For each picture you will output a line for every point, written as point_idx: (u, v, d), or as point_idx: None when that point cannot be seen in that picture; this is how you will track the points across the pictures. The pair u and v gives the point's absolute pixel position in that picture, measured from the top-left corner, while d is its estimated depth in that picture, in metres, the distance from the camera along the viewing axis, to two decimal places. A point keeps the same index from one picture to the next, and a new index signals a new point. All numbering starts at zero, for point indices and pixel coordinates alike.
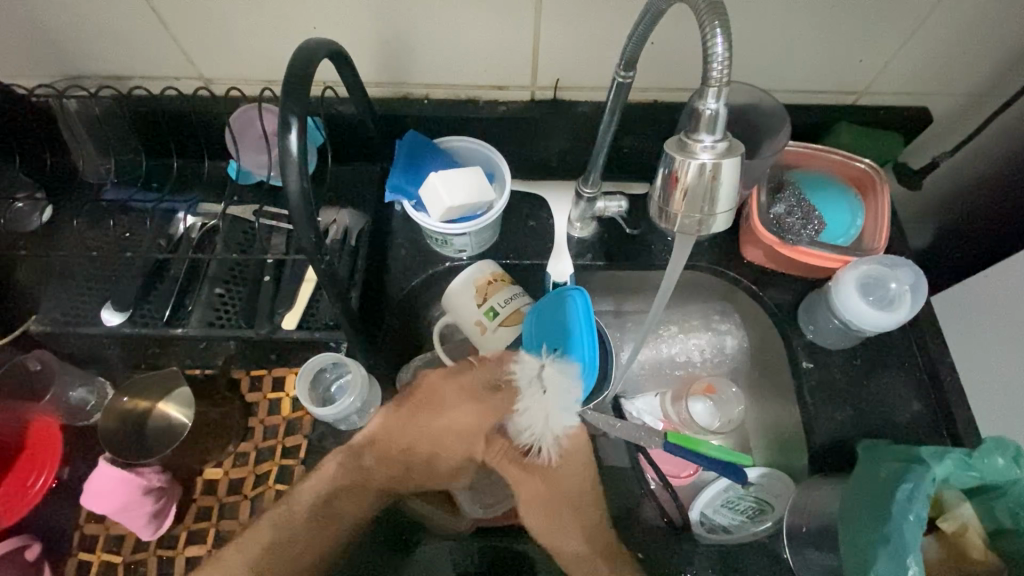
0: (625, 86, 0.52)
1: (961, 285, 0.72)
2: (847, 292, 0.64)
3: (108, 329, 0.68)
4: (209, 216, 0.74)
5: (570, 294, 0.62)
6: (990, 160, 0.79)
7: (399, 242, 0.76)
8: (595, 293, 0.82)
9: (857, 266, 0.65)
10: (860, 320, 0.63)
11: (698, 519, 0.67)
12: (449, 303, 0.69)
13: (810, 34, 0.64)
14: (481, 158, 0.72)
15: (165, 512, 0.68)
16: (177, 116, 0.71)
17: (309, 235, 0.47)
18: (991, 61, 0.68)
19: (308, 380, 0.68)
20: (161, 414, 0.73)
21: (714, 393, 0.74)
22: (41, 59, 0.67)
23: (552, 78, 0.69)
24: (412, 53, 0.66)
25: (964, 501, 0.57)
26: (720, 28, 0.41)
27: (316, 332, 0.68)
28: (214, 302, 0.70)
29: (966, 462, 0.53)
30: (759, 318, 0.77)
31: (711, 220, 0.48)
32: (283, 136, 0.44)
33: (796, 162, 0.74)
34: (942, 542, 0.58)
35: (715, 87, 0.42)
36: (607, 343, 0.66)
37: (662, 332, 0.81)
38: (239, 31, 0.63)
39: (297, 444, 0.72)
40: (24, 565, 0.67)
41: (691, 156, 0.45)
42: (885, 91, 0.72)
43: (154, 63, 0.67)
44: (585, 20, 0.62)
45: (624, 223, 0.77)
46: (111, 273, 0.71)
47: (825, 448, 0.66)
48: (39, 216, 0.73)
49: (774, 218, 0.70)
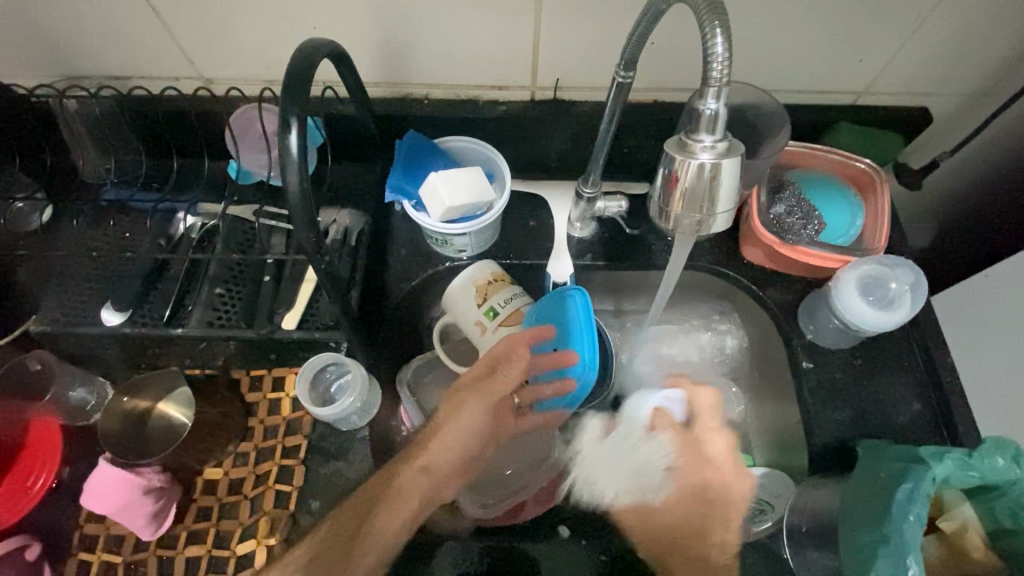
0: (625, 86, 0.52)
1: (961, 285, 0.72)
2: (847, 293, 0.64)
3: (108, 329, 0.68)
4: (210, 216, 0.73)
5: (570, 294, 0.64)
6: (990, 159, 0.78)
7: (399, 242, 0.76)
8: (595, 293, 0.82)
9: (857, 266, 0.65)
10: (860, 320, 0.63)
11: None
12: (449, 302, 0.70)
13: (812, 32, 0.64)
14: (481, 159, 0.72)
15: (165, 511, 0.69)
16: (177, 116, 0.71)
17: (309, 235, 0.47)
18: (992, 61, 0.68)
19: (309, 380, 0.68)
20: (161, 414, 0.74)
21: (713, 391, 0.75)
22: (42, 59, 0.67)
23: (552, 78, 0.69)
24: (412, 53, 0.66)
25: (964, 501, 0.58)
26: (720, 29, 0.41)
27: (315, 332, 0.68)
28: (214, 302, 0.70)
29: (965, 462, 0.53)
30: (759, 318, 0.76)
31: (711, 220, 0.48)
32: (283, 136, 0.44)
33: (795, 162, 0.74)
34: (942, 542, 0.58)
35: (715, 87, 0.42)
36: (607, 342, 0.68)
37: (662, 333, 0.81)
38: (239, 30, 0.63)
39: (298, 444, 0.72)
40: (24, 564, 0.67)
41: (691, 156, 0.45)
42: (884, 91, 0.72)
43: (155, 63, 0.67)
44: (585, 19, 0.62)
45: (624, 223, 0.77)
46: (111, 272, 0.71)
47: (825, 448, 0.66)
48: (39, 216, 0.73)
49: (774, 218, 0.70)
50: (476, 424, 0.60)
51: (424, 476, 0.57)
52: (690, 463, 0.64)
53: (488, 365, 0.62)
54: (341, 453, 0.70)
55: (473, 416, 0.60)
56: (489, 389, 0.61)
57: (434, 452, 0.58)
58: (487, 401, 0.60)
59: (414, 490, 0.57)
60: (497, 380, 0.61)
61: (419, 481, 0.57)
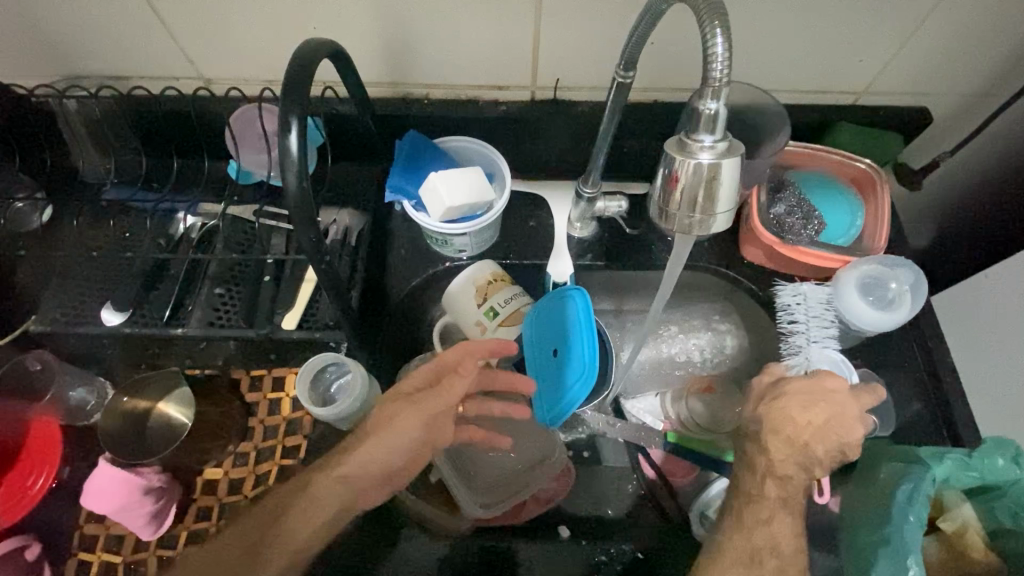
0: (625, 86, 0.52)
1: (961, 285, 0.72)
2: (847, 293, 0.65)
3: (108, 329, 0.68)
4: (209, 216, 0.74)
5: (570, 294, 0.64)
6: (990, 159, 0.78)
7: (399, 242, 0.76)
8: (595, 293, 0.82)
9: (857, 266, 0.66)
10: (858, 319, 0.65)
11: (698, 517, 0.66)
12: (449, 302, 0.70)
13: (812, 32, 0.64)
14: (481, 159, 0.72)
15: (165, 511, 0.68)
16: (176, 116, 0.71)
17: (309, 234, 0.47)
18: (992, 62, 0.68)
19: (309, 379, 0.68)
20: (161, 414, 0.74)
21: (713, 392, 0.74)
22: (42, 59, 0.67)
23: (551, 78, 0.69)
24: (412, 53, 0.66)
25: (964, 501, 0.57)
26: (720, 28, 0.41)
27: (315, 332, 0.68)
28: (214, 302, 0.70)
29: (965, 462, 0.54)
30: (759, 318, 0.77)
31: (711, 220, 0.48)
32: (283, 136, 0.44)
33: (795, 162, 0.74)
34: (942, 542, 0.57)
35: (715, 88, 0.42)
36: (607, 342, 0.67)
37: (662, 332, 0.81)
38: (238, 29, 0.63)
39: (297, 445, 0.73)
40: (25, 565, 0.67)
41: (691, 156, 0.45)
42: (885, 91, 0.72)
43: (155, 63, 0.67)
44: (584, 19, 0.61)
45: (624, 223, 0.77)
46: (111, 273, 0.71)
47: None
48: (39, 216, 0.73)
49: (774, 218, 0.69)
50: (411, 434, 0.58)
51: (343, 481, 0.57)
52: (811, 413, 0.61)
53: (433, 376, 0.61)
54: None
55: (408, 426, 0.58)
56: (429, 400, 0.59)
57: (357, 459, 0.57)
58: (422, 410, 0.59)
59: (328, 497, 0.56)
60: (442, 391, 0.59)
61: (332, 489, 0.56)
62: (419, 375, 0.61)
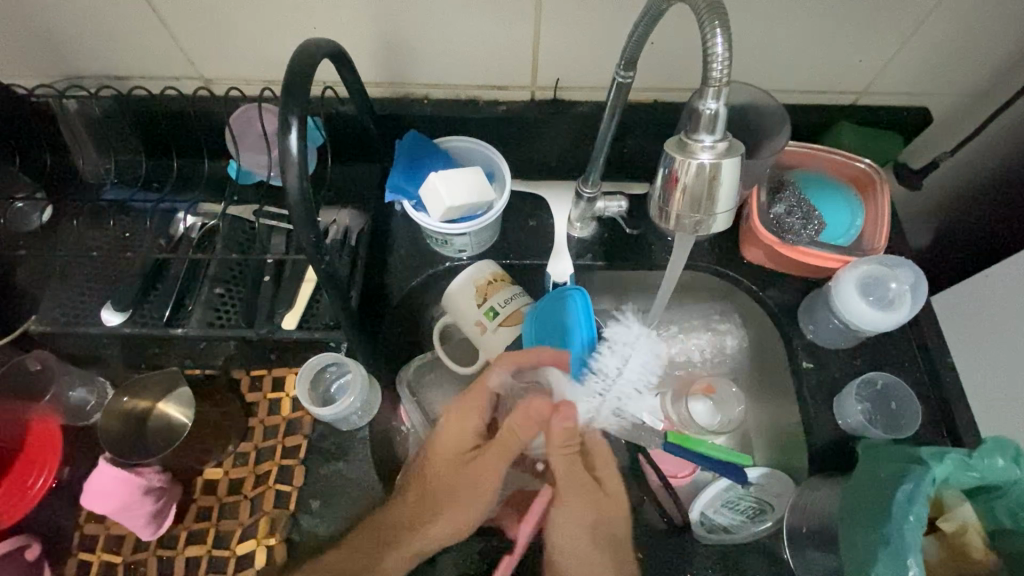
0: (625, 86, 0.52)
1: (960, 285, 0.72)
2: (847, 292, 0.64)
3: (108, 329, 0.67)
4: (209, 216, 0.73)
5: (570, 294, 0.65)
6: (990, 160, 0.79)
7: (399, 241, 0.76)
8: (595, 293, 0.82)
9: (857, 266, 0.65)
10: (861, 320, 0.63)
11: (698, 519, 0.67)
12: (449, 302, 0.70)
13: (812, 32, 0.64)
14: (481, 158, 0.72)
15: (165, 512, 0.69)
16: (176, 116, 0.71)
17: (309, 234, 0.47)
18: (991, 62, 0.68)
19: (309, 380, 0.69)
20: (161, 414, 0.74)
21: (714, 393, 0.75)
22: (42, 59, 0.67)
23: (552, 78, 0.69)
24: (412, 53, 0.66)
25: (964, 502, 0.57)
26: (720, 29, 0.41)
27: (315, 332, 0.68)
28: (214, 302, 0.70)
29: (966, 462, 0.52)
30: (759, 317, 0.77)
31: (711, 220, 0.48)
32: (283, 136, 0.44)
33: (795, 162, 0.74)
34: (942, 542, 0.58)
35: (716, 87, 0.42)
36: (606, 342, 0.68)
37: (663, 332, 0.80)
38: (238, 29, 0.63)
39: (297, 444, 0.72)
40: (25, 565, 0.67)
41: (691, 156, 0.45)
42: (885, 91, 0.72)
43: (155, 63, 0.67)
44: (585, 19, 0.62)
45: (624, 223, 0.77)
46: (111, 273, 0.71)
47: (824, 448, 0.66)
48: (39, 216, 0.73)
49: (774, 218, 0.70)
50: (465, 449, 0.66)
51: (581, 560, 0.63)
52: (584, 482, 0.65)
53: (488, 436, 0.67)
54: (342, 452, 0.71)
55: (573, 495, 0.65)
56: (492, 453, 0.66)
57: (553, 516, 0.65)
58: (557, 492, 0.66)
59: (440, 538, 0.66)
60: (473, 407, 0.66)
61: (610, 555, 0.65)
62: (453, 432, 0.67)
